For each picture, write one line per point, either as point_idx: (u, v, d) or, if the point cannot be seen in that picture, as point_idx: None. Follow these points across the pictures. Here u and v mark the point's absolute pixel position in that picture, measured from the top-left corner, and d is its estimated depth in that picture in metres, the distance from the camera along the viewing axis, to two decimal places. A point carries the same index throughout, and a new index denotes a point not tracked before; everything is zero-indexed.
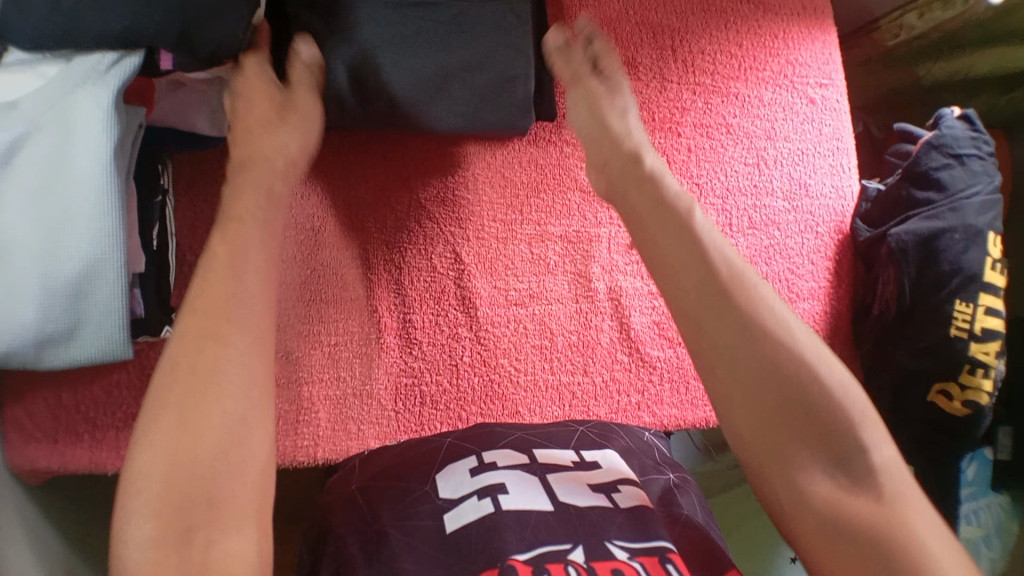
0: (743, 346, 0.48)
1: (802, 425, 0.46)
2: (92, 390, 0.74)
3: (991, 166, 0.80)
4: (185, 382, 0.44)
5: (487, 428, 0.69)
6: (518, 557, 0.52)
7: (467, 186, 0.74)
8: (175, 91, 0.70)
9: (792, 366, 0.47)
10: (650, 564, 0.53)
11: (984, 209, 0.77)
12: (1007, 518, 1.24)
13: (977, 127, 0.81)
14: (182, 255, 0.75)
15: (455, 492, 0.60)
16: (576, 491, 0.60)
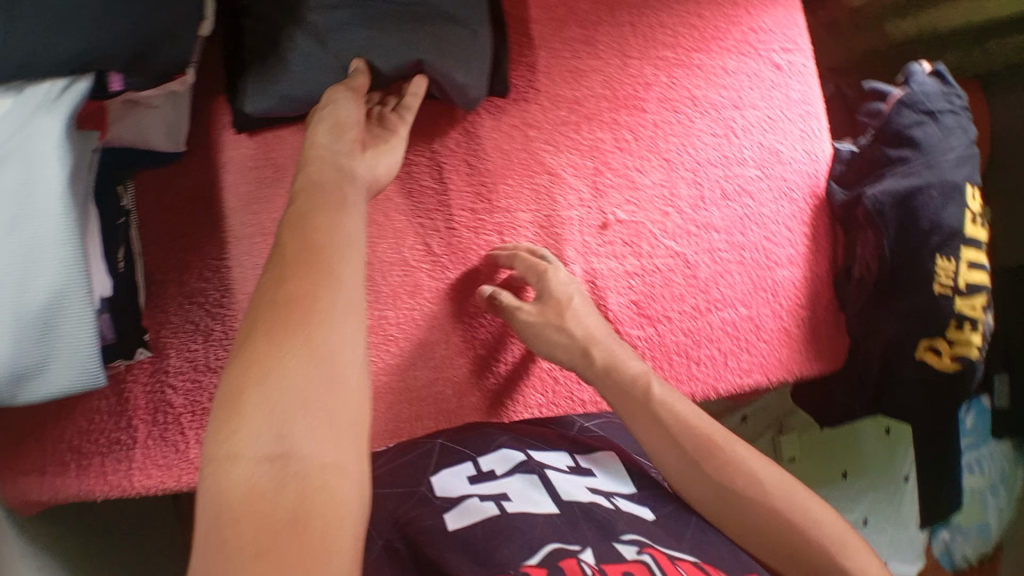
0: (724, 507, 0.60)
1: (788, 556, 0.57)
2: (76, 420, 0.73)
3: (965, 121, 0.79)
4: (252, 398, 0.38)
5: (476, 429, 0.69)
6: (529, 562, 0.51)
7: (434, 179, 0.72)
8: (134, 111, 0.67)
9: (759, 504, 0.59)
10: (660, 559, 0.53)
11: (959, 164, 0.77)
12: (1009, 465, 1.24)
13: (949, 82, 0.80)
14: (150, 275, 0.74)
15: (451, 493, 0.59)
16: (576, 491, 0.60)
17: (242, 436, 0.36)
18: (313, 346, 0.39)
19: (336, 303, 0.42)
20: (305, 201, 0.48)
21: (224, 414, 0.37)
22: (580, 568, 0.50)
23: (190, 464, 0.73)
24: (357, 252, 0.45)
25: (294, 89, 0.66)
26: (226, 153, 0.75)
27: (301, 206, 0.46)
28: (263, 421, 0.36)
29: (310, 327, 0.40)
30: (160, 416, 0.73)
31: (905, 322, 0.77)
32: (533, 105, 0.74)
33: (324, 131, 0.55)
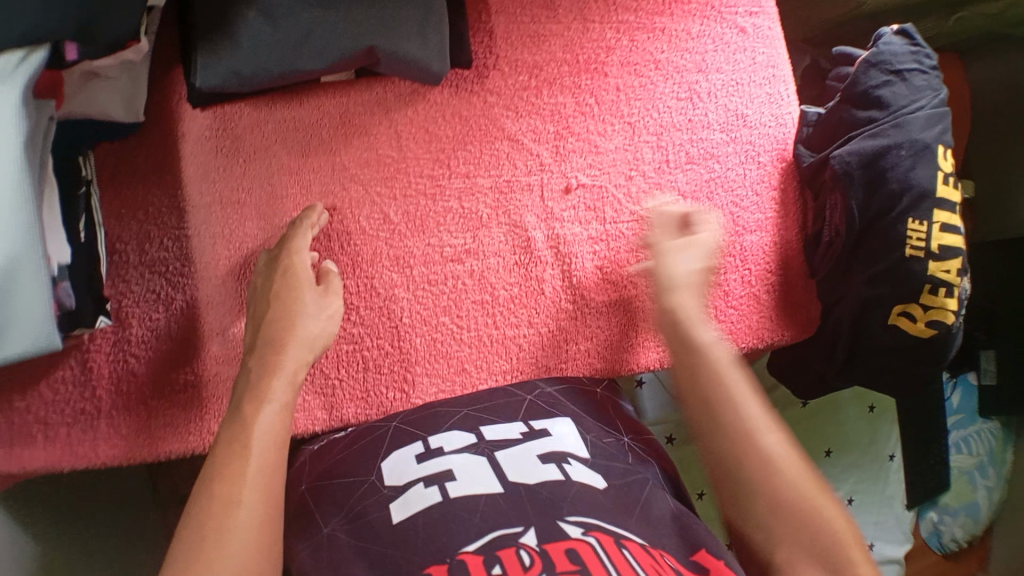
0: (749, 497, 0.56)
1: (800, 536, 0.54)
2: (40, 391, 0.71)
3: (936, 81, 0.76)
4: (189, 545, 0.48)
5: (434, 408, 0.69)
6: (467, 548, 0.51)
7: (393, 146, 0.73)
8: (89, 83, 0.67)
9: (792, 504, 0.55)
10: (605, 541, 0.51)
11: (931, 123, 0.74)
12: (1000, 447, 1.20)
13: (917, 40, 0.77)
14: (111, 245, 0.73)
15: (399, 479, 0.60)
16: (523, 466, 0.60)
17: (181, 568, 0.46)
18: (230, 500, 0.50)
19: (249, 467, 0.53)
20: (243, 397, 0.58)
21: (168, 562, 0.47)
22: (518, 556, 0.49)
23: (154, 434, 0.72)
24: (272, 425, 0.56)
25: (242, 65, 0.67)
26: (187, 123, 0.74)
27: (263, 343, 0.62)
28: (194, 549, 0.47)
29: (231, 482, 0.51)
30: (123, 385, 0.73)
31: (875, 284, 0.76)
32: (493, 71, 0.75)
33: (252, 350, 0.62)
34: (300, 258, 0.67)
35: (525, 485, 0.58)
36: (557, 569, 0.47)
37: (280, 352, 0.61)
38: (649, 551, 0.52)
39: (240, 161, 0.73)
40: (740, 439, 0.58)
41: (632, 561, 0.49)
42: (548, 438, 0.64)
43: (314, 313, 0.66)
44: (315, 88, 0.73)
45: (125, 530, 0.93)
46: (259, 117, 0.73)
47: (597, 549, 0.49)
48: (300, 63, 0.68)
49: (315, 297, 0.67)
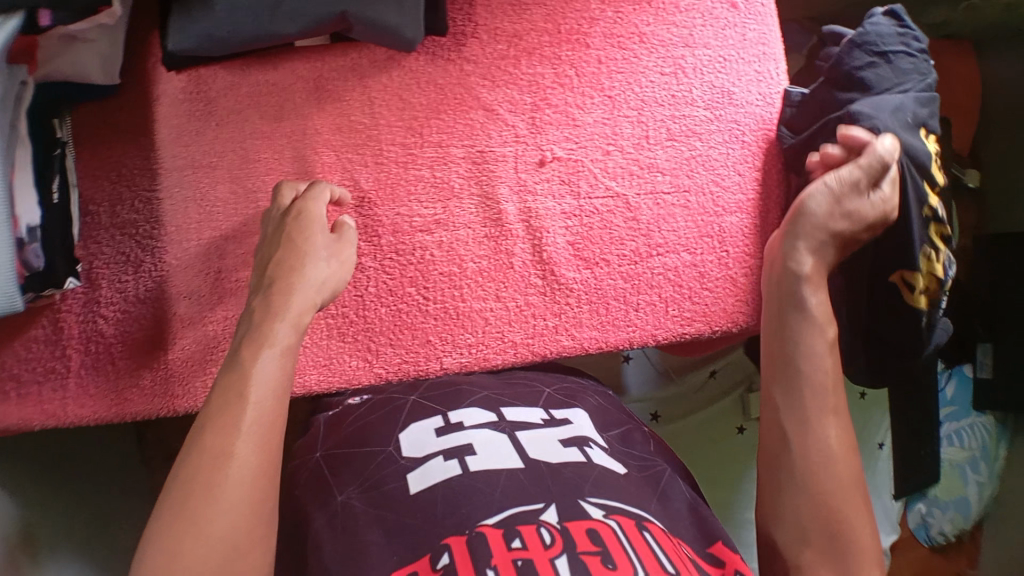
0: (804, 512, 0.59)
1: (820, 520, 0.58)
2: (15, 347, 0.72)
3: (920, 65, 0.73)
4: (177, 498, 0.49)
5: (455, 384, 0.70)
6: (487, 522, 0.52)
7: (366, 113, 0.73)
8: (68, 45, 0.67)
9: (839, 503, 0.59)
10: (626, 525, 0.52)
11: (915, 108, 0.71)
12: (993, 441, 1.17)
13: (905, 23, 0.73)
14: (85, 206, 0.73)
15: (420, 452, 0.61)
16: (545, 446, 0.61)
17: (169, 524, 0.48)
18: (220, 451, 0.50)
19: (243, 413, 0.53)
20: (245, 339, 0.58)
21: (152, 523, 0.48)
22: (540, 535, 0.50)
23: (121, 394, 0.72)
24: (271, 366, 0.56)
25: (217, 28, 0.67)
26: (161, 84, 0.73)
27: (269, 287, 0.62)
28: (184, 500, 0.49)
29: (223, 433, 0.51)
30: (92, 345, 0.73)
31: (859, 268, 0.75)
32: (471, 39, 0.74)
33: (263, 292, 0.62)
34: (316, 215, 0.66)
35: (546, 462, 0.58)
36: (577, 550, 0.48)
37: (286, 295, 0.61)
38: (668, 538, 0.54)
39: (213, 124, 0.73)
40: (799, 437, 0.62)
41: (655, 550, 0.50)
42: (569, 425, 0.65)
43: (322, 263, 0.64)
44: (288, 53, 0.73)
45: (109, 487, 0.94)
46: (233, 78, 0.73)
47: (619, 534, 0.51)
48: (277, 26, 0.67)
49: (325, 243, 0.65)
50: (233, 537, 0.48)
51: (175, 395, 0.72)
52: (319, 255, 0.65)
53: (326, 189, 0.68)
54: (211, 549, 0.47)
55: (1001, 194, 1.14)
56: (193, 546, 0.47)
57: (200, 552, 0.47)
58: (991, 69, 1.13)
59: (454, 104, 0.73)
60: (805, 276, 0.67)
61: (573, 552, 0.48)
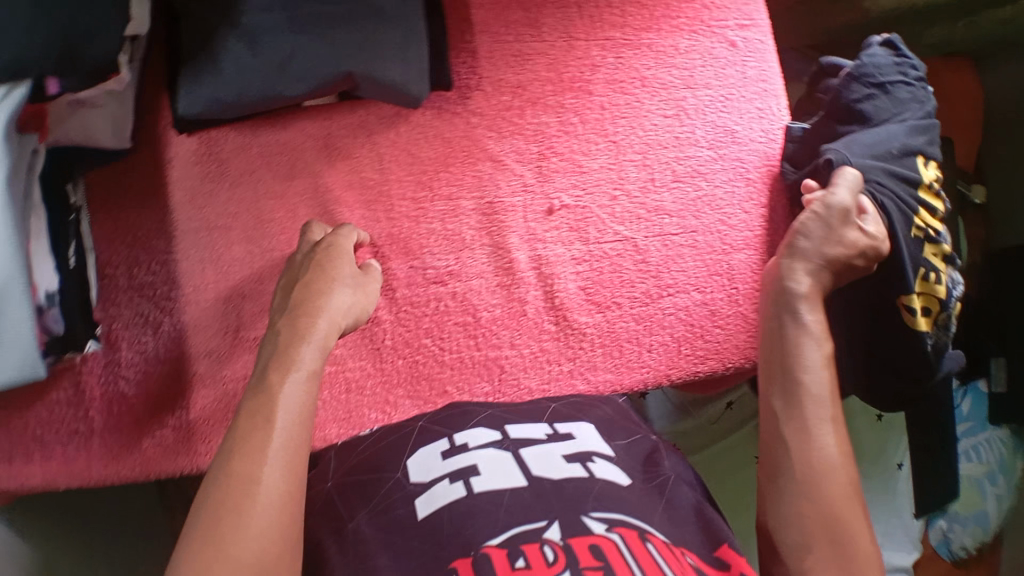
0: (816, 527, 0.54)
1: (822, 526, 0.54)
2: (37, 408, 0.73)
3: (918, 95, 0.75)
4: (207, 519, 0.46)
5: (462, 408, 0.70)
6: (492, 541, 0.52)
7: (376, 168, 0.74)
8: (78, 110, 0.68)
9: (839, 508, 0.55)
10: (629, 538, 0.52)
11: (913, 136, 0.72)
12: (1010, 455, 1.17)
13: (902, 52, 0.75)
14: (102, 269, 0.75)
15: (426, 476, 0.60)
16: (548, 463, 0.60)
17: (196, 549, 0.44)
18: (247, 472, 0.48)
19: (269, 437, 0.51)
20: (270, 362, 0.57)
21: (183, 542, 0.45)
22: (541, 552, 0.50)
23: (144, 453, 0.73)
24: (296, 390, 0.54)
25: (225, 92, 0.68)
26: (173, 147, 0.75)
27: (292, 313, 0.61)
28: (210, 525, 0.46)
29: (253, 456, 0.49)
30: (114, 406, 0.74)
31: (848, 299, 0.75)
32: (475, 91, 0.75)
33: (290, 317, 0.61)
34: (345, 254, 0.67)
35: (549, 478, 0.58)
36: (581, 566, 0.48)
37: (313, 320, 0.60)
38: (673, 549, 0.53)
39: (226, 185, 0.74)
40: (803, 446, 0.58)
41: (657, 559, 0.50)
42: (572, 440, 0.64)
43: (347, 293, 0.65)
44: (297, 113, 0.74)
45: (132, 544, 0.94)
46: (243, 140, 0.74)
47: (623, 548, 0.51)
48: (282, 88, 0.68)
49: (344, 273, 0.66)
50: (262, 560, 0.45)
51: (198, 452, 0.73)
52: (341, 284, 0.65)
53: (351, 231, 0.70)
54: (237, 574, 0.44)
55: (1006, 209, 1.14)
56: (222, 572, 0.43)
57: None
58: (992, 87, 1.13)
59: (461, 155, 0.74)
60: (802, 294, 0.65)
61: (576, 567, 0.48)
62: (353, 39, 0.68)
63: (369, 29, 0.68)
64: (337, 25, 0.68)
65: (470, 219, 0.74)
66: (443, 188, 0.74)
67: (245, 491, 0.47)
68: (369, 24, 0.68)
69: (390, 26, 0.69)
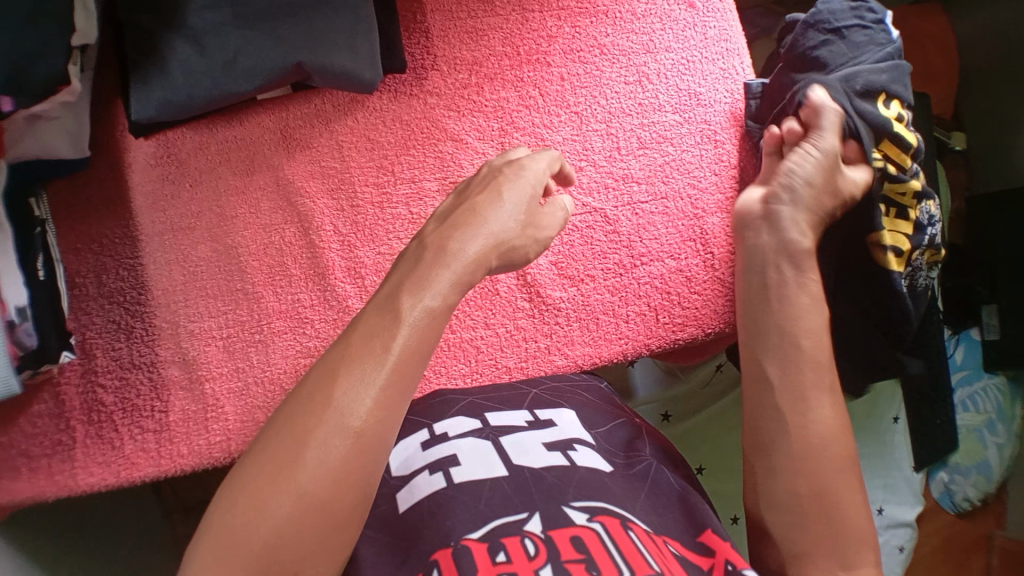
0: (797, 503, 0.54)
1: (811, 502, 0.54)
2: (19, 423, 0.73)
3: (879, 34, 0.71)
4: (279, 441, 0.42)
5: (443, 395, 0.69)
6: (471, 535, 0.51)
7: (336, 157, 0.74)
8: (34, 125, 0.68)
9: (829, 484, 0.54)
10: (611, 525, 0.51)
11: (869, 76, 0.69)
12: (1007, 402, 1.16)
13: None
14: (72, 279, 0.74)
15: (406, 470, 0.60)
16: (529, 451, 0.60)
17: (257, 475, 0.41)
18: (317, 409, 0.42)
19: (340, 384, 0.43)
20: (403, 284, 0.48)
21: (244, 458, 0.43)
22: (524, 545, 0.49)
23: (127, 459, 0.72)
24: (389, 316, 0.46)
25: (176, 93, 0.67)
26: (133, 152, 0.74)
27: (449, 225, 0.54)
28: (277, 451, 0.41)
29: (350, 383, 0.43)
30: (94, 415, 0.73)
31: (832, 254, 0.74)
32: (432, 71, 0.75)
33: (462, 214, 0.56)
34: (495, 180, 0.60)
35: (529, 467, 0.57)
36: (562, 558, 0.47)
37: (464, 245, 0.51)
38: (655, 537, 0.52)
39: (188, 184, 0.74)
40: (794, 423, 0.58)
41: (639, 545, 0.49)
42: (554, 428, 0.63)
43: (504, 220, 0.55)
44: (252, 106, 0.74)
45: (131, 550, 0.94)
46: (202, 139, 0.74)
47: (602, 535, 0.50)
48: (233, 84, 0.68)
49: (517, 198, 0.58)
50: (316, 511, 0.41)
51: (179, 455, 0.72)
52: (506, 211, 0.56)
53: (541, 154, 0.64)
54: (287, 524, 0.40)
55: (987, 154, 1.13)
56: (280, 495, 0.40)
57: (274, 527, 0.40)
58: (962, 32, 1.12)
59: (422, 137, 0.74)
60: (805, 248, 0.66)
61: (558, 560, 0.47)
62: (302, 32, 0.68)
63: (318, 21, 0.68)
64: (284, 19, 0.67)
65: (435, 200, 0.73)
66: (405, 172, 0.73)
67: (320, 415, 0.42)
68: (315, 15, 0.68)
69: (339, 15, 0.68)
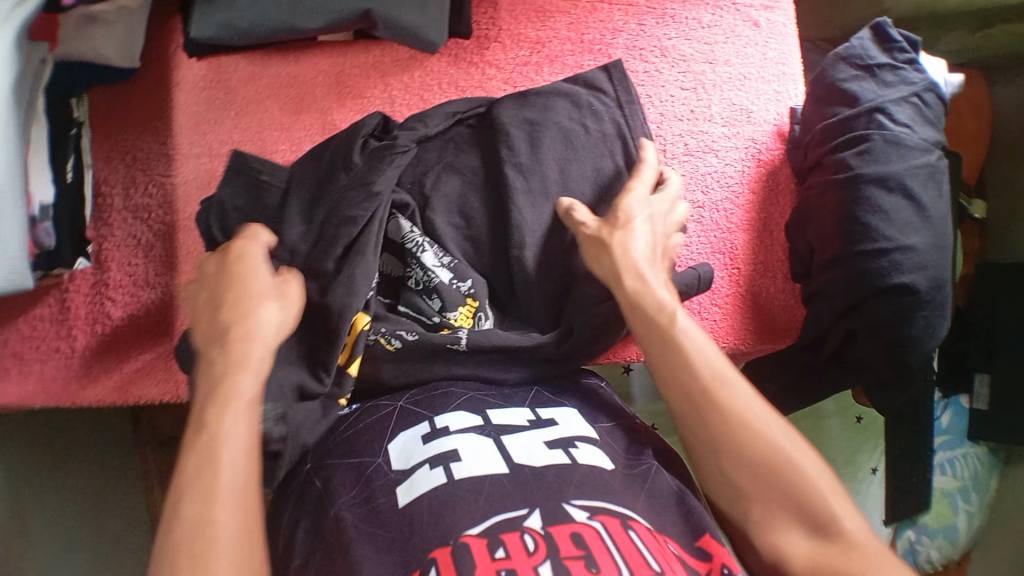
0: (762, 482, 0.50)
1: (776, 495, 0.50)
2: (19, 324, 0.72)
3: (934, 140, 0.74)
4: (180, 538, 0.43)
5: (438, 384, 0.64)
6: (470, 531, 0.47)
7: (386, 108, 0.74)
8: (87, 29, 0.67)
9: (781, 448, 0.51)
10: (611, 525, 0.48)
11: (900, 104, 0.72)
12: (984, 471, 1.17)
13: (891, 34, 0.76)
14: (98, 188, 0.74)
15: (406, 464, 0.54)
16: (531, 451, 0.55)
17: (184, 544, 0.42)
18: (245, 395, 0.50)
19: (227, 410, 0.49)
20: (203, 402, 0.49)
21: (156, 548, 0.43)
22: (523, 540, 0.46)
23: (124, 379, 0.72)
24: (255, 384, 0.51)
25: (238, 17, 0.67)
26: (182, 72, 0.74)
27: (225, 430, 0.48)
28: (184, 487, 0.45)
29: (200, 511, 0.44)
30: (98, 327, 0.73)
31: (825, 284, 0.73)
32: (494, 43, 0.76)
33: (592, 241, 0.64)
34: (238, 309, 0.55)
35: (530, 467, 0.53)
36: (561, 555, 0.45)
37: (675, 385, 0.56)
38: (655, 536, 0.49)
39: (232, 114, 0.73)
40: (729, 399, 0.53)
41: (640, 547, 0.47)
42: (554, 425, 0.59)
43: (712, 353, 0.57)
44: (311, 47, 0.75)
45: (99, 477, 0.93)
46: (255, 69, 0.74)
47: (605, 536, 0.47)
48: (298, 20, 0.68)
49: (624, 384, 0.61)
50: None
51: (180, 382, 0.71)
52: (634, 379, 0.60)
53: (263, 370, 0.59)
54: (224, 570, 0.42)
55: (1004, 226, 1.15)
56: None
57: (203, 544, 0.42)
58: (1004, 101, 1.13)
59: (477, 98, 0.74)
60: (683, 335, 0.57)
61: (558, 557, 0.45)
62: None
63: None
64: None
65: (473, 153, 0.72)
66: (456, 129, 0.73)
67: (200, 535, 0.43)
68: None
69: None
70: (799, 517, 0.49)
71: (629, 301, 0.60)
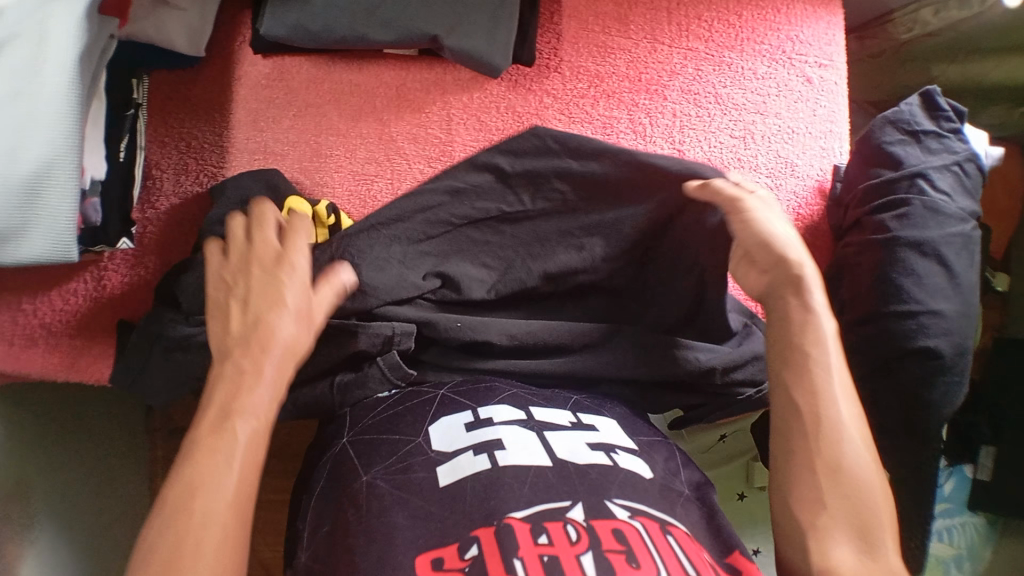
0: (829, 494, 0.53)
1: (847, 509, 0.53)
2: (51, 296, 0.72)
3: (970, 210, 0.75)
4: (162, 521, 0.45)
5: (487, 381, 0.65)
6: (515, 515, 0.49)
7: (442, 126, 0.76)
8: (161, 11, 0.69)
9: (858, 478, 0.53)
10: (651, 525, 0.50)
11: (942, 172, 0.74)
12: (979, 543, 1.16)
13: (939, 104, 0.77)
14: (149, 169, 0.75)
15: (450, 445, 0.56)
16: (577, 449, 0.56)
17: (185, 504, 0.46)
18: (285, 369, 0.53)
19: (250, 396, 0.51)
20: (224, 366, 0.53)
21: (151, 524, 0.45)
22: (565, 530, 0.48)
23: None
24: (278, 376, 0.53)
25: (310, 21, 0.70)
26: (244, 67, 0.76)
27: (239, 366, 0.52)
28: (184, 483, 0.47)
29: (201, 477, 0.47)
30: (130, 306, 0.74)
31: (857, 341, 0.73)
32: (553, 73, 0.78)
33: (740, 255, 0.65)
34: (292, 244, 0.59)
35: (574, 462, 0.54)
36: (602, 547, 0.47)
37: None
38: (692, 542, 0.51)
39: (290, 113, 0.75)
40: (811, 399, 0.56)
41: (678, 552, 0.48)
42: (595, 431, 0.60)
43: None
44: (376, 58, 0.76)
45: (106, 457, 0.94)
46: (317, 73, 0.76)
47: (644, 535, 0.49)
48: (368, 30, 0.70)
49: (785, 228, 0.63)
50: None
51: None
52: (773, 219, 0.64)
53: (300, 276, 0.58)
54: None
55: None
56: None
57: (180, 545, 0.44)
58: None
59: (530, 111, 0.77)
60: None
61: (599, 549, 0.46)
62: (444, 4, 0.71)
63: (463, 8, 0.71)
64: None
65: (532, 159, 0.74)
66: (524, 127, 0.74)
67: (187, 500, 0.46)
68: None
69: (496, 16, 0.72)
70: (849, 524, 0.52)
71: (773, 277, 0.62)
